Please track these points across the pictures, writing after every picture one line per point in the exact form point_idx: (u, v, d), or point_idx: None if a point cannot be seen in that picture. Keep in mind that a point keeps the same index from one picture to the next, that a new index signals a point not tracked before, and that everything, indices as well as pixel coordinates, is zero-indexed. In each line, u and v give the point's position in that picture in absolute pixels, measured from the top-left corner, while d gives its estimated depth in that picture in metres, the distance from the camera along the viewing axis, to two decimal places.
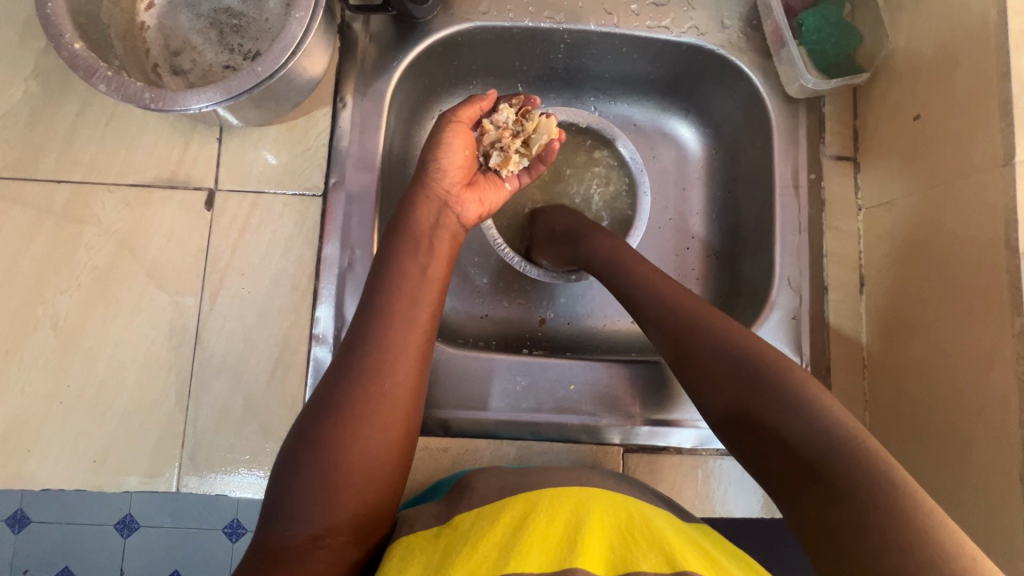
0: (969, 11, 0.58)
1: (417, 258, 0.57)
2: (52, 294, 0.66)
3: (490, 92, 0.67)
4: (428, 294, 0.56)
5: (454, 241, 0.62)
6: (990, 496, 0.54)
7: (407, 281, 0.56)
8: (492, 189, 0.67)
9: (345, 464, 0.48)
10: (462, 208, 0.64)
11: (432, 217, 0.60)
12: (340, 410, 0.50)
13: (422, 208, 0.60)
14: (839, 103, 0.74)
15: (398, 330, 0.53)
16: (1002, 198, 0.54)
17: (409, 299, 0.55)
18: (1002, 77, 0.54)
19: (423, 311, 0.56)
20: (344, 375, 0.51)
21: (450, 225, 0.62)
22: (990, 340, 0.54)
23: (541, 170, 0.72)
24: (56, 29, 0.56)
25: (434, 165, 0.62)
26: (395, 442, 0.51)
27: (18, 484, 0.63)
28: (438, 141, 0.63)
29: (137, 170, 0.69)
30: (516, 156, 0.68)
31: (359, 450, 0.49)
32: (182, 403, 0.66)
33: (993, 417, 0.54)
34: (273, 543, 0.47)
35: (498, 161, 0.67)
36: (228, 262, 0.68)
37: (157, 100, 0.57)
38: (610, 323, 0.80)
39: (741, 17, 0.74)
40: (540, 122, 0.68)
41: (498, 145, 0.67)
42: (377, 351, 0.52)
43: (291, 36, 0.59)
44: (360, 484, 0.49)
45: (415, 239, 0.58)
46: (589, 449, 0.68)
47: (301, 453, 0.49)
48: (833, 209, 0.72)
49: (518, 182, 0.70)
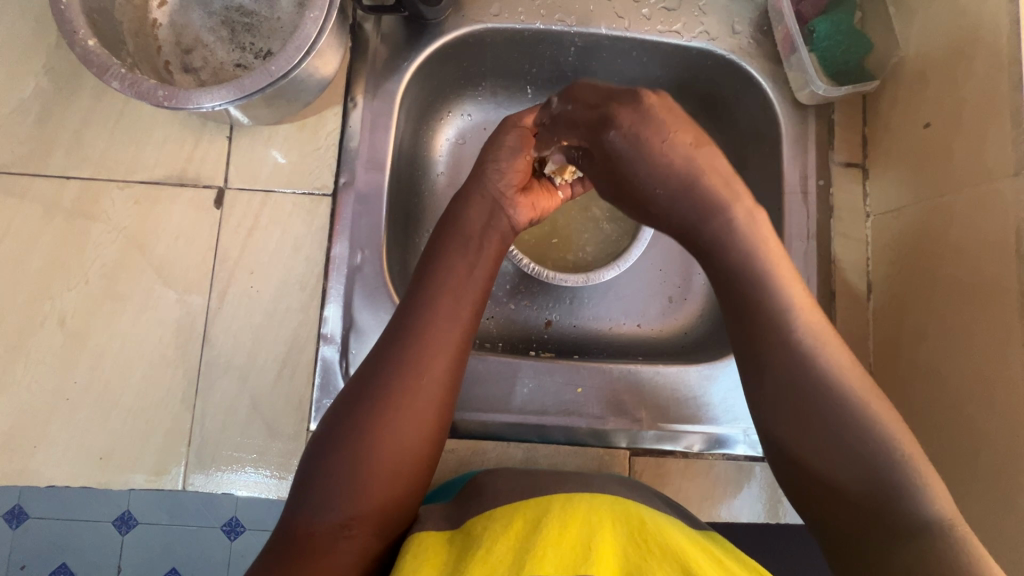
0: (980, 20, 0.58)
1: (464, 258, 0.57)
2: (60, 291, 0.66)
3: (558, 98, 0.64)
4: (472, 293, 0.56)
5: (503, 245, 0.61)
6: (994, 506, 0.54)
7: (451, 281, 0.55)
8: (545, 195, 0.65)
9: (377, 454, 0.48)
10: (514, 212, 0.62)
11: (483, 217, 0.60)
12: (379, 404, 0.50)
13: (474, 207, 0.60)
14: (848, 110, 0.74)
15: (441, 328, 0.53)
16: (1013, 208, 0.54)
17: (454, 297, 0.55)
18: (1013, 87, 0.54)
19: (467, 310, 0.55)
20: (384, 366, 0.51)
21: (501, 227, 0.61)
22: (1000, 349, 0.54)
23: (596, 181, 0.70)
24: (70, 25, 0.56)
25: (492, 167, 0.62)
26: (432, 437, 0.51)
27: (23, 481, 0.63)
28: (501, 145, 0.62)
29: (147, 167, 0.69)
30: (573, 166, 0.66)
31: (396, 442, 0.49)
32: (189, 401, 0.66)
33: (1001, 425, 0.54)
34: (301, 530, 0.47)
35: (554, 169, 0.66)
36: (237, 260, 0.68)
37: (169, 99, 0.57)
38: (611, 323, 0.79)
39: (752, 23, 0.74)
40: None
41: (556, 153, 0.65)
42: (422, 346, 0.52)
43: (305, 36, 0.59)
44: (390, 476, 0.49)
45: (465, 238, 0.58)
46: (595, 452, 0.69)
47: (337, 442, 0.49)
48: (841, 216, 0.73)
49: (570, 192, 0.68)
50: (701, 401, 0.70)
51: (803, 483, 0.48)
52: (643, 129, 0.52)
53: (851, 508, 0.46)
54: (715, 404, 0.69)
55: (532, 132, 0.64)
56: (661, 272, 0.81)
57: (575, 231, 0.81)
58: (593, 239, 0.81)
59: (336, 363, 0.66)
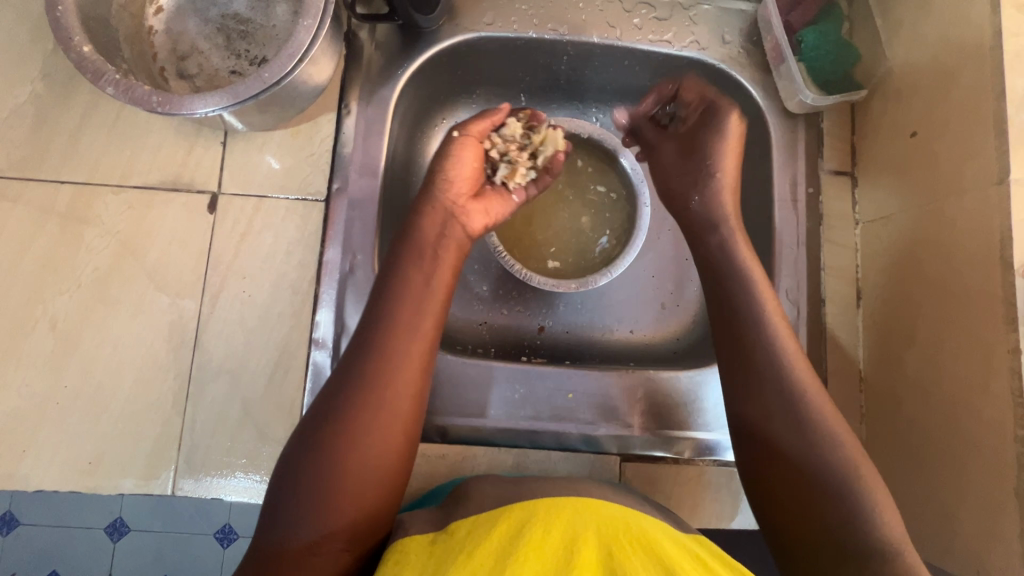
0: (964, 31, 0.59)
1: (419, 266, 0.59)
2: (53, 294, 0.66)
3: (503, 107, 0.68)
4: (432, 303, 0.57)
5: (460, 251, 0.63)
6: (982, 513, 0.54)
7: (410, 292, 0.57)
8: (497, 200, 0.68)
9: (345, 469, 0.49)
10: (468, 218, 0.65)
11: (437, 225, 0.62)
12: (343, 420, 0.50)
13: (427, 217, 0.62)
14: (837, 119, 0.75)
15: (401, 339, 0.54)
16: (997, 215, 0.54)
17: (414, 307, 0.56)
18: (997, 96, 0.55)
19: (427, 320, 0.56)
20: (347, 382, 0.52)
21: (456, 235, 0.63)
22: (986, 355, 0.54)
23: (548, 182, 0.72)
24: (65, 32, 0.57)
25: (442, 176, 0.65)
26: (400, 449, 0.52)
27: (12, 485, 0.63)
28: (447, 155, 0.65)
29: (141, 172, 0.69)
30: (522, 168, 0.69)
31: (359, 457, 0.49)
32: (180, 405, 0.66)
33: (987, 433, 0.54)
34: (272, 551, 0.47)
35: (505, 173, 0.68)
36: (230, 265, 0.68)
37: (162, 104, 0.57)
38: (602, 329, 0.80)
39: (741, 33, 0.76)
40: (546, 136, 0.71)
41: (505, 158, 0.69)
42: (382, 360, 0.53)
43: (298, 43, 0.59)
44: (357, 493, 0.49)
45: (419, 248, 0.60)
46: (587, 458, 0.69)
47: (305, 461, 0.49)
48: (830, 223, 0.73)
49: (524, 195, 0.70)
50: (692, 407, 0.70)
51: (777, 484, 0.53)
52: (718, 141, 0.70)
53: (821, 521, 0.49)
54: (706, 409, 0.70)
55: (479, 140, 0.67)
56: (654, 278, 0.81)
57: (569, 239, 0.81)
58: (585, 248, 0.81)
59: (327, 369, 0.66)
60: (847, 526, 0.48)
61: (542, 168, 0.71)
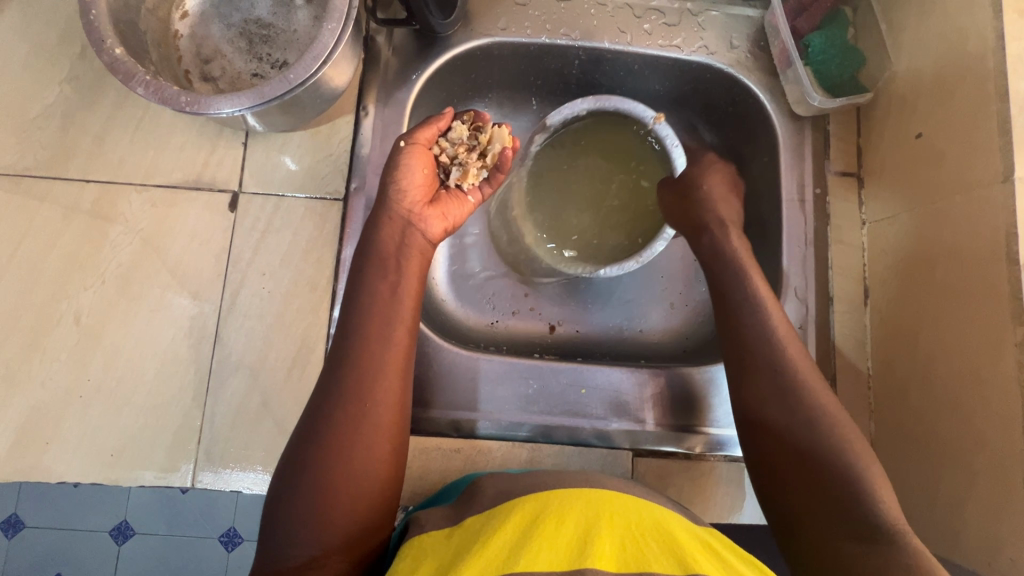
0: (967, 35, 0.61)
1: (385, 278, 0.58)
2: (77, 290, 0.68)
3: (447, 111, 0.65)
4: (402, 313, 0.58)
5: (422, 260, 0.62)
6: (990, 507, 0.55)
7: (378, 305, 0.57)
8: (454, 202, 0.64)
9: (331, 483, 0.50)
10: (425, 225, 0.62)
11: (396, 237, 0.60)
12: (323, 437, 0.52)
13: (385, 230, 0.60)
14: (843, 122, 0.77)
15: (374, 352, 0.55)
16: (1002, 213, 0.55)
17: (385, 318, 0.57)
18: (1000, 98, 0.56)
19: (398, 331, 0.57)
20: (328, 398, 0.53)
21: (416, 244, 0.61)
22: (993, 348, 0.55)
23: (501, 179, 0.66)
24: (98, 34, 0.59)
25: (393, 187, 0.61)
26: (383, 458, 0.53)
27: (35, 477, 0.64)
28: (395, 165, 0.62)
29: (164, 172, 0.71)
30: (474, 169, 0.65)
31: (347, 469, 0.51)
32: (200, 399, 0.67)
33: (995, 427, 0.55)
34: (274, 568, 0.48)
35: (457, 176, 0.64)
36: (250, 262, 0.70)
37: (191, 104, 0.59)
38: (611, 326, 0.81)
39: (749, 38, 0.78)
40: (493, 134, 0.66)
41: (454, 161, 0.65)
42: (356, 374, 0.54)
43: (322, 47, 0.61)
44: (350, 505, 0.50)
45: (381, 259, 0.59)
46: (599, 453, 0.69)
47: (293, 480, 0.51)
48: (838, 223, 0.75)
49: (481, 195, 0.66)
50: (704, 402, 0.71)
51: (790, 478, 0.55)
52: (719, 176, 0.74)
53: (826, 518, 0.52)
54: (718, 404, 0.71)
55: (427, 147, 0.64)
56: (664, 277, 0.82)
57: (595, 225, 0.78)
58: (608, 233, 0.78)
59: None
60: (852, 520, 0.51)
61: (492, 166, 0.66)
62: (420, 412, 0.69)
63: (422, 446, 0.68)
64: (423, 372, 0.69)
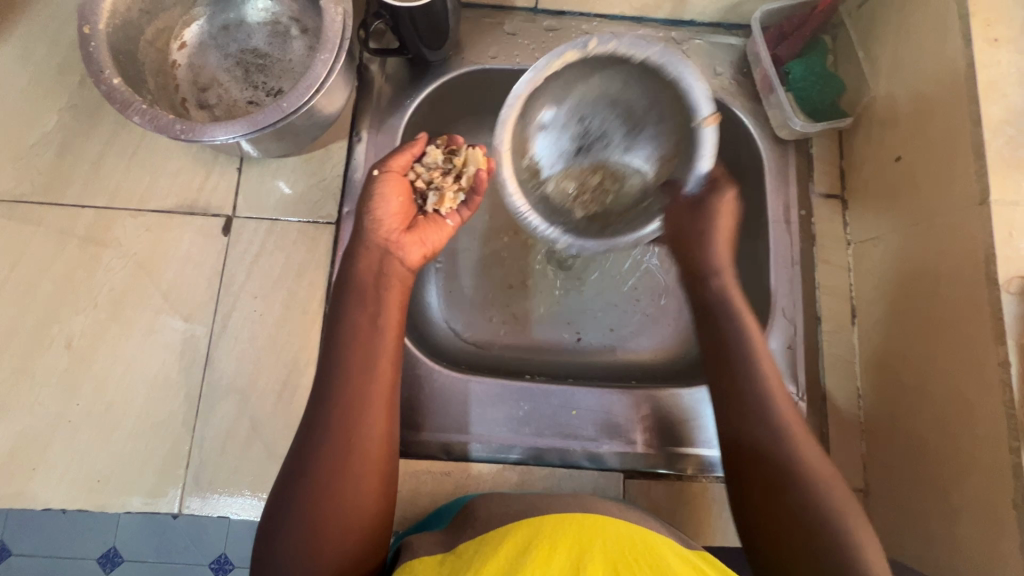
0: (942, 63, 0.62)
1: (365, 308, 0.59)
2: (69, 315, 0.68)
3: (420, 137, 0.66)
4: (383, 342, 0.58)
5: (403, 287, 0.62)
6: (979, 528, 0.55)
7: (358, 335, 0.57)
8: (431, 228, 0.65)
9: (319, 517, 0.50)
10: (404, 251, 0.63)
11: (374, 267, 0.61)
12: (307, 470, 0.52)
13: (363, 260, 0.62)
14: (826, 144, 0.79)
15: (358, 383, 0.55)
16: (981, 235, 0.56)
17: (365, 347, 0.57)
18: (974, 124, 0.58)
19: (381, 360, 0.57)
20: (311, 432, 0.54)
21: (396, 272, 0.62)
22: (977, 367, 0.56)
23: (479, 201, 0.66)
24: (97, 65, 0.60)
25: (370, 217, 0.63)
26: (370, 486, 0.53)
27: (20, 503, 0.63)
28: (370, 195, 0.63)
29: (159, 197, 0.72)
30: (450, 193, 0.65)
31: (333, 502, 0.51)
32: (190, 422, 0.67)
33: (983, 447, 0.54)
34: None
35: (434, 202, 0.65)
36: (242, 285, 0.71)
37: (186, 132, 0.60)
38: (581, 339, 0.81)
39: (732, 65, 0.80)
40: (468, 156, 0.66)
41: (431, 187, 0.65)
42: (341, 406, 0.54)
43: (315, 76, 0.62)
44: (340, 538, 0.50)
45: (360, 290, 0.60)
46: (591, 474, 0.69)
47: (280, 514, 0.51)
48: (823, 243, 0.76)
49: (460, 216, 0.66)
50: (697, 422, 0.70)
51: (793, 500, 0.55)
52: (708, 219, 0.63)
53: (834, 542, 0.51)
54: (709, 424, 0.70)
55: (402, 174, 0.65)
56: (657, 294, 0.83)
57: (593, 192, 0.69)
58: (608, 194, 0.69)
59: None
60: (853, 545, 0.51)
61: (467, 189, 0.66)
62: (411, 434, 0.69)
63: (414, 468, 0.68)
64: (414, 393, 0.69)
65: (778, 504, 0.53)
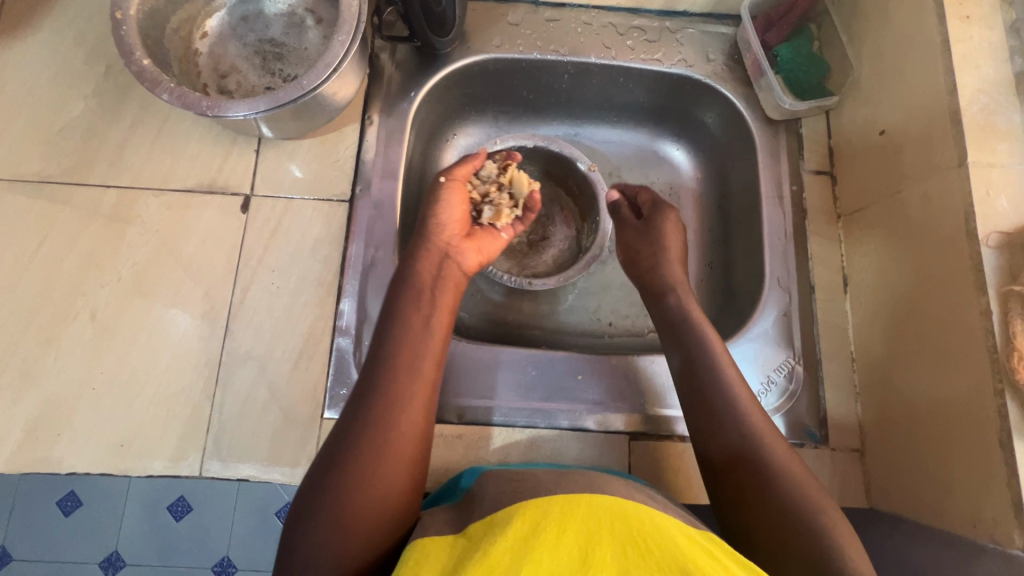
0: (918, 40, 0.67)
1: (418, 309, 0.63)
2: (94, 288, 0.71)
3: (479, 151, 0.76)
4: (432, 345, 0.61)
5: (456, 290, 0.68)
6: (970, 473, 0.57)
7: (411, 334, 0.61)
8: (488, 238, 0.73)
9: (352, 507, 0.51)
10: (461, 256, 0.70)
11: (433, 268, 0.67)
12: (347, 459, 0.53)
13: (424, 261, 0.67)
14: (815, 124, 0.83)
15: (406, 381, 0.58)
16: (960, 195, 0.60)
17: (414, 347, 0.60)
18: (951, 92, 0.62)
19: (426, 363, 0.60)
20: (355, 422, 0.55)
21: (452, 275, 0.68)
22: (962, 318, 0.59)
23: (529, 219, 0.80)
24: (128, 47, 0.64)
25: (434, 221, 0.70)
26: (406, 478, 0.54)
27: (45, 467, 0.65)
28: (437, 201, 0.71)
29: (180, 177, 0.76)
30: (506, 210, 0.75)
31: (369, 493, 0.52)
32: (210, 390, 0.69)
33: (970, 393, 0.57)
34: None
35: (490, 215, 0.75)
36: (260, 259, 0.74)
37: (212, 108, 0.64)
38: (611, 325, 0.85)
39: (724, 53, 0.85)
40: (515, 176, 0.77)
41: (489, 201, 0.76)
42: (390, 400, 0.56)
43: (332, 56, 0.66)
44: (367, 533, 0.51)
45: (416, 290, 0.64)
46: (597, 437, 0.71)
47: (314, 503, 0.52)
48: (814, 216, 0.80)
49: (513, 230, 0.77)
50: None
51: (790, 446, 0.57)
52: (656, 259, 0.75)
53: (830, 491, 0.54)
54: None
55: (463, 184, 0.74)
56: None
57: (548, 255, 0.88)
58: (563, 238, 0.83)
59: (351, 352, 0.71)
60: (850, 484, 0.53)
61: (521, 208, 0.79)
62: None
63: None
64: None
65: (759, 465, 0.57)
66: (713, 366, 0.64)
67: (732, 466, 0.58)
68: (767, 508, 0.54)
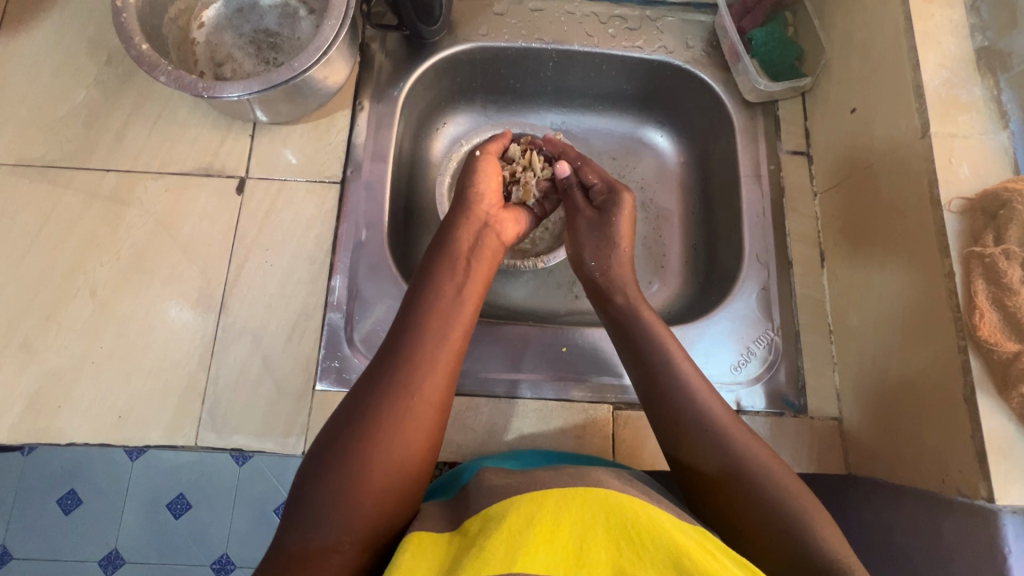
0: (884, 20, 0.70)
1: (454, 279, 0.65)
2: (94, 267, 0.74)
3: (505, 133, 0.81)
4: (463, 315, 0.63)
5: (492, 261, 0.70)
6: (940, 431, 0.59)
7: (441, 302, 0.62)
8: (521, 213, 0.78)
9: (366, 462, 0.51)
10: (501, 226, 0.74)
11: (472, 237, 0.70)
12: (370, 418, 0.54)
13: (464, 230, 0.70)
14: (791, 107, 0.86)
15: (435, 346, 0.59)
16: (924, 163, 0.62)
17: (446, 314, 0.62)
18: (914, 67, 0.65)
19: (455, 332, 0.61)
20: (382, 383, 0.56)
21: (491, 244, 0.71)
22: (927, 282, 0.61)
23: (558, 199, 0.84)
24: (128, 33, 0.67)
25: (474, 191, 0.73)
26: (426, 442, 0.55)
27: (45, 437, 0.67)
28: (476, 171, 0.75)
29: (178, 161, 0.78)
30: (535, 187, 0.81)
31: (390, 452, 0.52)
32: (206, 363, 0.71)
33: (937, 353, 0.59)
34: (296, 548, 0.48)
35: (521, 194, 0.80)
36: (255, 239, 0.76)
37: (207, 89, 0.67)
38: None
39: (703, 40, 0.88)
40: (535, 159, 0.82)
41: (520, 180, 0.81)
42: (420, 363, 0.57)
43: (323, 40, 0.70)
44: (381, 494, 0.51)
45: (453, 257, 0.67)
46: (581, 407, 0.73)
47: (331, 461, 0.52)
48: (791, 195, 0.82)
49: (541, 207, 0.82)
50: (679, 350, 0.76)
51: None
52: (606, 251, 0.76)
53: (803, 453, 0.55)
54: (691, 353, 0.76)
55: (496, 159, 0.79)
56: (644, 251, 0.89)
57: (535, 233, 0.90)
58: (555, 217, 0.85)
59: (343, 327, 0.74)
60: None
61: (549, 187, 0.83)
62: None
63: None
64: None
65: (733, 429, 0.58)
66: (662, 354, 0.65)
67: (697, 443, 0.59)
68: (752, 477, 0.55)
